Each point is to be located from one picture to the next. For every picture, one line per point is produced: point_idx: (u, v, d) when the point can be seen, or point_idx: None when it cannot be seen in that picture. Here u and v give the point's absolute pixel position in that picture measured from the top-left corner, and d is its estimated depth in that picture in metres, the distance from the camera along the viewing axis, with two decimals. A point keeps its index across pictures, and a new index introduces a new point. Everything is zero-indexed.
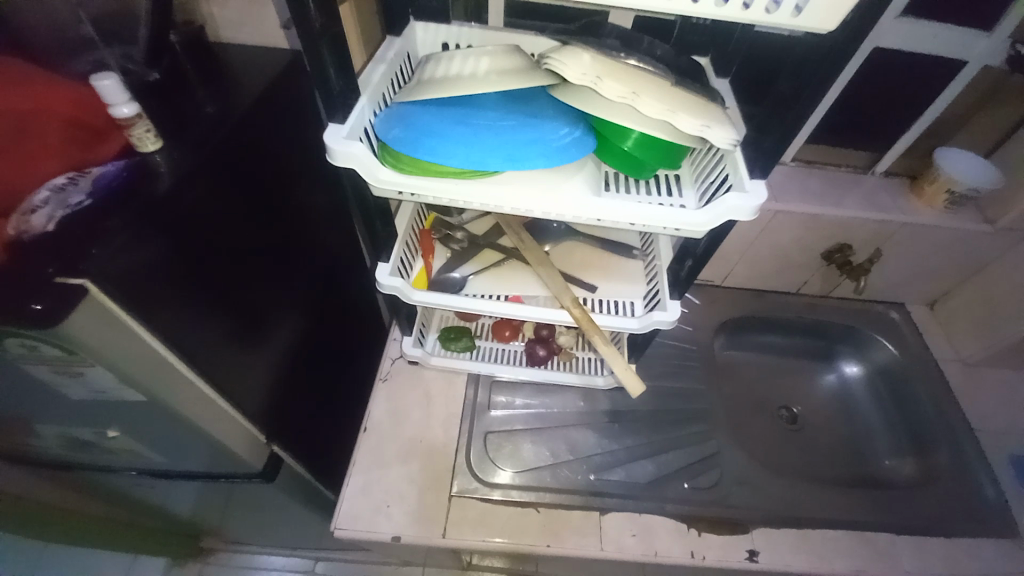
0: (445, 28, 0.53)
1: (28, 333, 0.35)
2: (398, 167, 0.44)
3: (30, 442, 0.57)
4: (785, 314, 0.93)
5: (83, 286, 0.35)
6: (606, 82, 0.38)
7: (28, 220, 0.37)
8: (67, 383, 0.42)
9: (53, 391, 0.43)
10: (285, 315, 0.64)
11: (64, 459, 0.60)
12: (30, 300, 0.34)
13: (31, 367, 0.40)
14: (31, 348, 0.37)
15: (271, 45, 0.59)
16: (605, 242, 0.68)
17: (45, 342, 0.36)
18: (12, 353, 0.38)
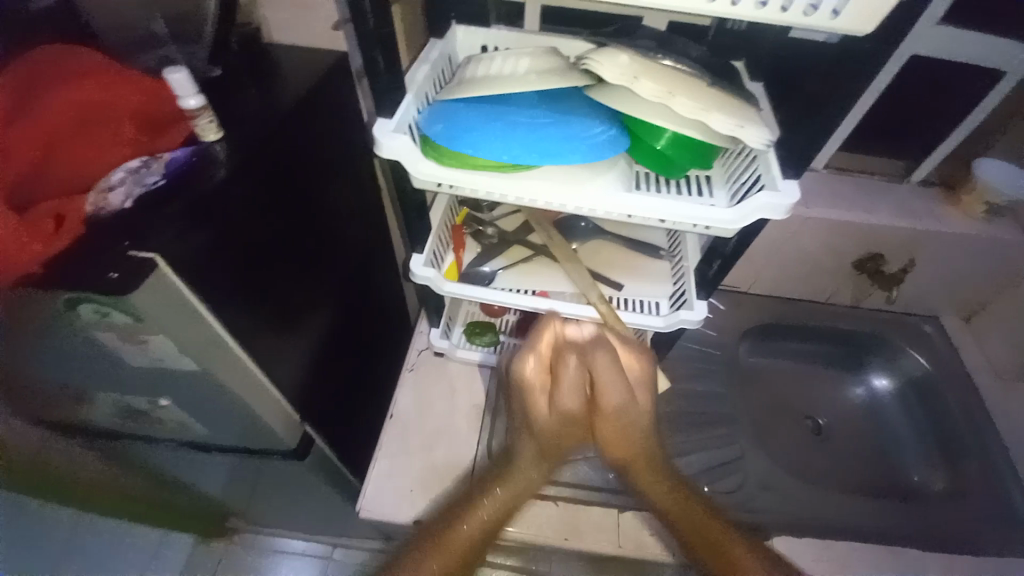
0: (484, 31, 0.56)
1: (102, 299, 0.38)
2: (439, 160, 0.46)
3: (83, 413, 0.61)
4: (812, 322, 0.92)
5: (152, 260, 0.38)
6: (643, 82, 0.39)
7: (106, 199, 0.40)
8: (129, 350, 0.45)
9: (115, 359, 0.46)
10: (320, 303, 0.66)
11: (113, 429, 0.64)
12: (109, 270, 0.37)
13: (98, 333, 0.43)
14: (104, 314, 0.40)
15: (321, 45, 0.62)
16: (633, 242, 0.69)
17: (116, 308, 0.39)
18: (83, 320, 0.41)
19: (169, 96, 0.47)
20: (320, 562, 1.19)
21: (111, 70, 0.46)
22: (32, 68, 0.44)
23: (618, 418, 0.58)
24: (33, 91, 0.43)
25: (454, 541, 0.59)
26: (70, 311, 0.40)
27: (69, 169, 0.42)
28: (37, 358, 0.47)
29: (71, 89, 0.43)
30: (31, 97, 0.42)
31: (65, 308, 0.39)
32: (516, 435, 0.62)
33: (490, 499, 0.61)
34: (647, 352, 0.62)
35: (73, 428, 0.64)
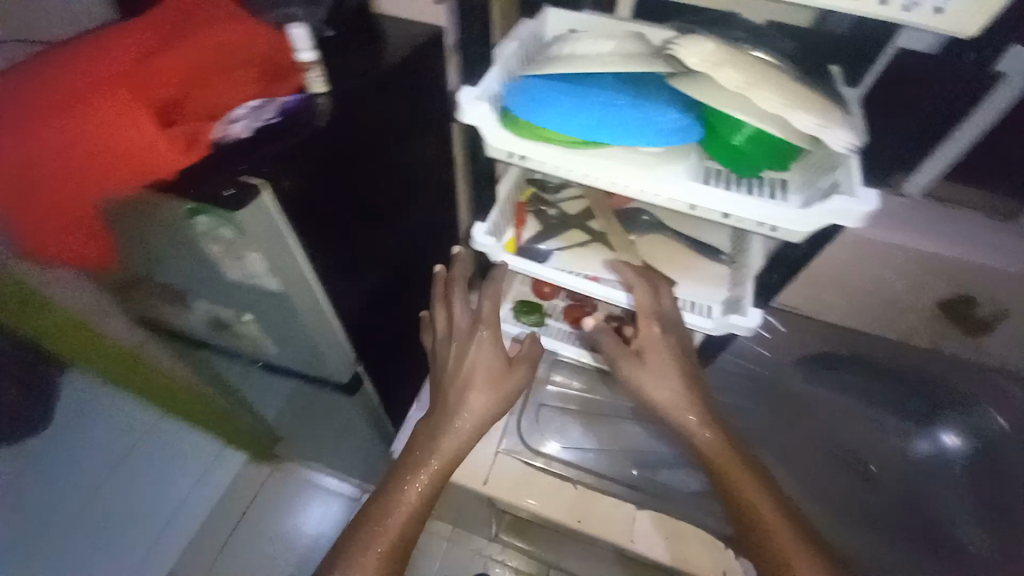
0: (575, 15, 0.56)
1: (216, 212, 0.45)
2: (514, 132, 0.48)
3: (181, 319, 0.70)
4: (873, 358, 0.88)
5: (257, 185, 0.43)
6: (724, 71, 0.40)
7: (228, 129, 0.47)
8: (230, 264, 0.53)
9: (217, 270, 0.54)
10: (387, 257, 0.71)
11: (203, 338, 0.74)
12: (223, 187, 0.43)
13: (205, 245, 0.51)
14: (213, 228, 0.47)
15: (421, 19, 0.67)
16: (694, 242, 0.68)
17: (227, 221, 0.46)
18: (199, 229, 0.48)
19: (287, 47, 0.52)
20: (349, 500, 1.28)
21: (243, 20, 0.53)
22: (185, 17, 0.52)
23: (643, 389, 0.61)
24: (185, 34, 0.51)
25: (394, 514, 0.55)
26: (190, 221, 0.47)
27: (201, 100, 0.49)
28: (155, 262, 0.55)
29: (212, 35, 0.51)
30: (183, 38, 0.50)
31: (185, 218, 0.46)
32: (451, 401, 0.61)
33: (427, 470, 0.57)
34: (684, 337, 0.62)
35: (173, 332, 0.75)
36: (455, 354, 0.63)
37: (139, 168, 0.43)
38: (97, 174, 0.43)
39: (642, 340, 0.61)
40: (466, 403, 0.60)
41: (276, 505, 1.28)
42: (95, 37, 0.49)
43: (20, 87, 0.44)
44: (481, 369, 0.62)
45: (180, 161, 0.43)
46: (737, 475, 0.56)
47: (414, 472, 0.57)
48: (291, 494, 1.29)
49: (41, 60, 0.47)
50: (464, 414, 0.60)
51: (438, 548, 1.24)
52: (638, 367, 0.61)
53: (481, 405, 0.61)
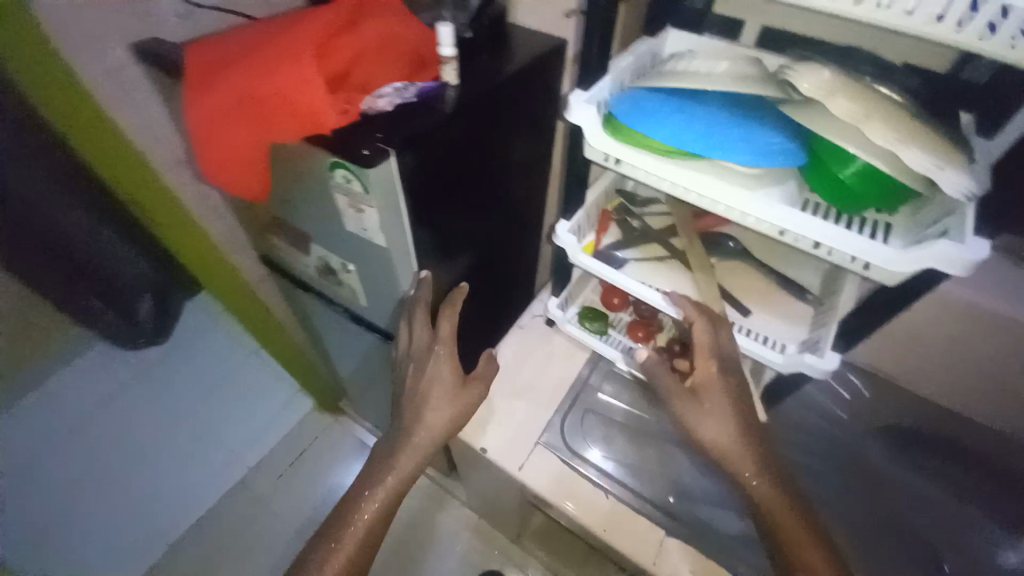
0: (696, 38, 0.59)
1: (352, 168, 0.51)
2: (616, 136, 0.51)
3: (296, 265, 0.80)
4: (969, 446, 0.79)
5: (388, 153, 0.49)
6: (837, 100, 0.40)
7: (374, 102, 0.54)
8: (349, 217, 0.58)
9: (338, 224, 0.61)
10: (475, 241, 0.77)
11: (308, 283, 0.84)
12: (362, 148, 0.49)
13: (336, 196, 0.56)
14: (348, 181, 0.53)
15: (549, 32, 0.73)
16: (779, 276, 0.66)
17: (359, 177, 0.52)
18: (335, 182, 0.54)
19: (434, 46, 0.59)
20: None
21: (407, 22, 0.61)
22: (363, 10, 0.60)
23: (697, 434, 0.58)
24: (361, 24, 0.58)
25: (349, 533, 0.58)
26: (330, 172, 0.53)
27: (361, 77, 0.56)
28: (292, 207, 0.65)
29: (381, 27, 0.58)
30: (358, 27, 0.58)
31: (327, 169, 0.52)
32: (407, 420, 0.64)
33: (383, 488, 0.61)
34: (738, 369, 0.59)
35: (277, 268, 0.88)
36: (416, 372, 0.67)
37: (304, 123, 0.49)
38: (270, 127, 0.50)
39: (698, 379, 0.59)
40: (422, 423, 0.64)
41: (324, 457, 1.38)
42: (293, 17, 0.59)
43: (234, 53, 0.54)
44: (437, 388, 0.65)
45: (336, 122, 0.49)
46: (796, 537, 0.54)
47: (370, 489, 0.60)
48: (339, 450, 1.38)
49: (252, 32, 0.57)
50: (422, 434, 0.63)
51: (462, 534, 1.28)
52: (695, 410, 0.58)
53: (438, 421, 0.64)
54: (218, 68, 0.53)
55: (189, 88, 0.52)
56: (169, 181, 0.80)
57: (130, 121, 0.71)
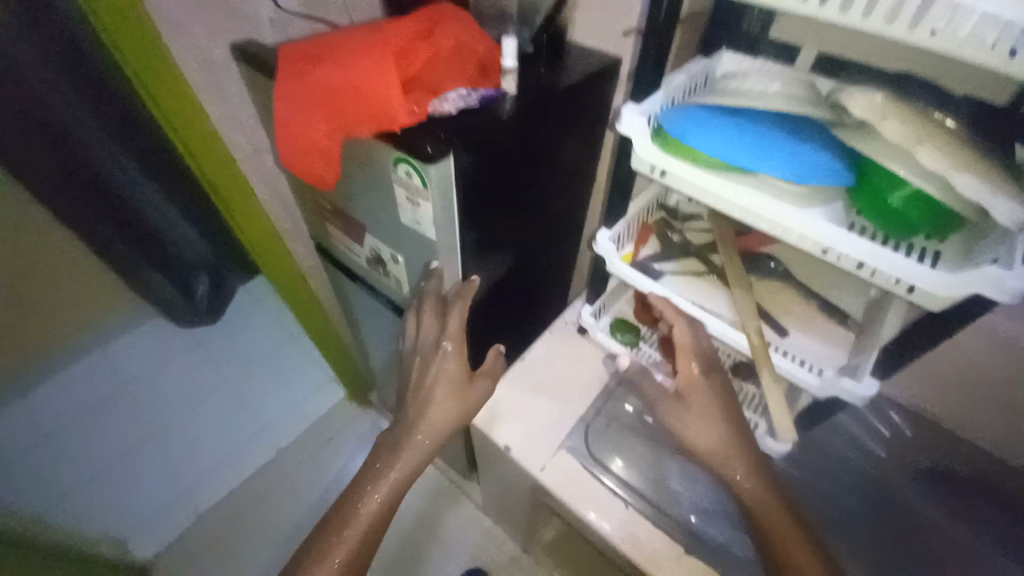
0: (750, 61, 0.61)
1: (414, 163, 0.54)
2: (664, 148, 0.54)
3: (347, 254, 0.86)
4: (1018, 498, 0.75)
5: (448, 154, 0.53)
6: (890, 123, 0.41)
7: (440, 106, 0.57)
8: (405, 207, 0.61)
9: (394, 216, 0.65)
10: (517, 244, 0.80)
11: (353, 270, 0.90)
12: (427, 145, 0.52)
13: (396, 188, 0.60)
14: (408, 175, 0.56)
15: (605, 49, 0.77)
16: (821, 299, 0.65)
17: (420, 173, 0.55)
18: (397, 175, 0.58)
19: (498, 56, 0.63)
20: None
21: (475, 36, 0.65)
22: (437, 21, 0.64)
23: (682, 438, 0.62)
24: (434, 33, 0.62)
25: (354, 522, 0.62)
26: (394, 166, 0.57)
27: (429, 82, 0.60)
28: (354, 197, 0.70)
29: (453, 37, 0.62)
30: (432, 37, 0.62)
31: (392, 162, 0.56)
32: (411, 418, 0.69)
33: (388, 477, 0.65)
34: (723, 376, 0.64)
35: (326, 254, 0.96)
36: (421, 367, 0.71)
37: (375, 120, 0.54)
38: (346, 122, 0.55)
39: (684, 384, 0.63)
40: (425, 421, 0.68)
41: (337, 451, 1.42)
42: (373, 25, 0.63)
43: (320, 57, 0.59)
44: (442, 386, 0.70)
45: (407, 121, 0.53)
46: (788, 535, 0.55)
47: (374, 482, 0.65)
48: (352, 448, 1.41)
49: (337, 38, 0.62)
50: (422, 431, 0.68)
51: (476, 537, 1.29)
52: (679, 412, 0.63)
53: (440, 418, 0.69)
54: (305, 68, 0.58)
55: (280, 86, 0.58)
56: (244, 168, 0.89)
57: (217, 110, 0.80)
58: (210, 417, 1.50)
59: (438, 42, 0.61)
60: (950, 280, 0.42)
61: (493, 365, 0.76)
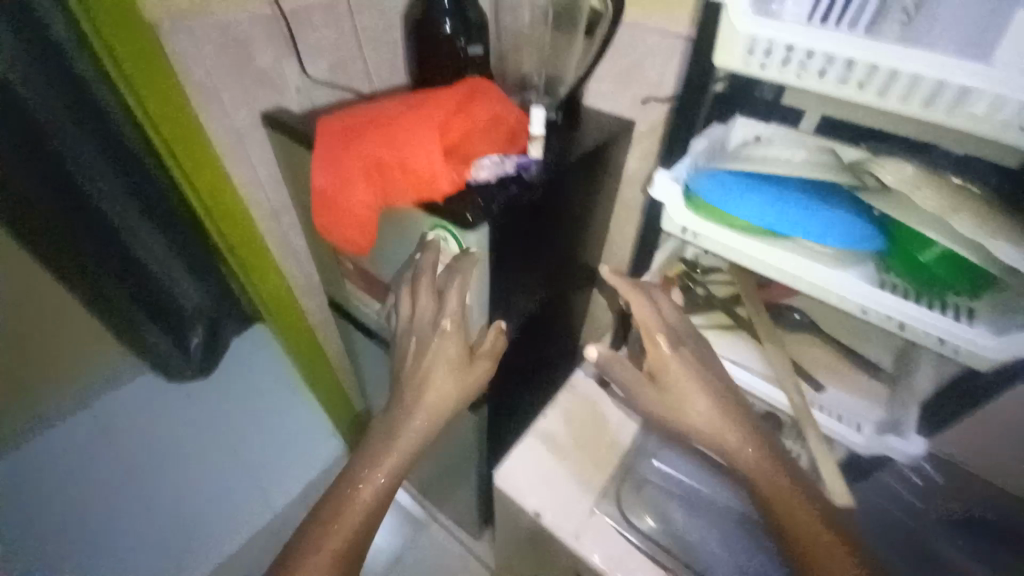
0: (762, 125, 0.60)
1: (452, 229, 0.55)
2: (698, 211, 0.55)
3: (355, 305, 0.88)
4: None
5: (484, 222, 0.54)
6: (924, 192, 0.43)
7: (475, 172, 0.58)
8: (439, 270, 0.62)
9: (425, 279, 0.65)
10: (539, 300, 0.81)
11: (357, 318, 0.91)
12: (465, 213, 0.53)
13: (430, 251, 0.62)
14: (445, 240, 0.58)
15: (619, 113, 0.81)
16: (850, 351, 0.66)
17: (457, 238, 0.56)
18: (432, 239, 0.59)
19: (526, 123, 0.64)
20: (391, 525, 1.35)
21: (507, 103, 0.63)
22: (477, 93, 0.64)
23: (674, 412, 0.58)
24: (475, 103, 0.62)
25: (346, 515, 0.55)
26: (431, 231, 0.59)
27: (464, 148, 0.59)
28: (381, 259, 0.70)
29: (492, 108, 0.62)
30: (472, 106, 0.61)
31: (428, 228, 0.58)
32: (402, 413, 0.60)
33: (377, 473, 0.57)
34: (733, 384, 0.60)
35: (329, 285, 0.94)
36: (416, 350, 0.61)
37: (416, 190, 0.55)
38: (386, 194, 0.56)
39: (656, 364, 0.60)
40: (414, 418, 0.59)
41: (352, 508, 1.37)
42: (409, 95, 0.64)
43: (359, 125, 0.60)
44: (439, 368, 0.60)
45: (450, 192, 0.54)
46: None
47: (370, 466, 0.57)
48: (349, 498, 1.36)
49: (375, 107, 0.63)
50: (414, 425, 0.59)
51: None
52: (655, 396, 0.60)
53: (437, 400, 0.60)
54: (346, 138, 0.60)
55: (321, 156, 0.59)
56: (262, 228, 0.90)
57: (240, 170, 0.82)
58: (211, 467, 1.44)
59: (472, 108, 0.61)
60: (991, 340, 0.44)
61: (496, 344, 0.64)
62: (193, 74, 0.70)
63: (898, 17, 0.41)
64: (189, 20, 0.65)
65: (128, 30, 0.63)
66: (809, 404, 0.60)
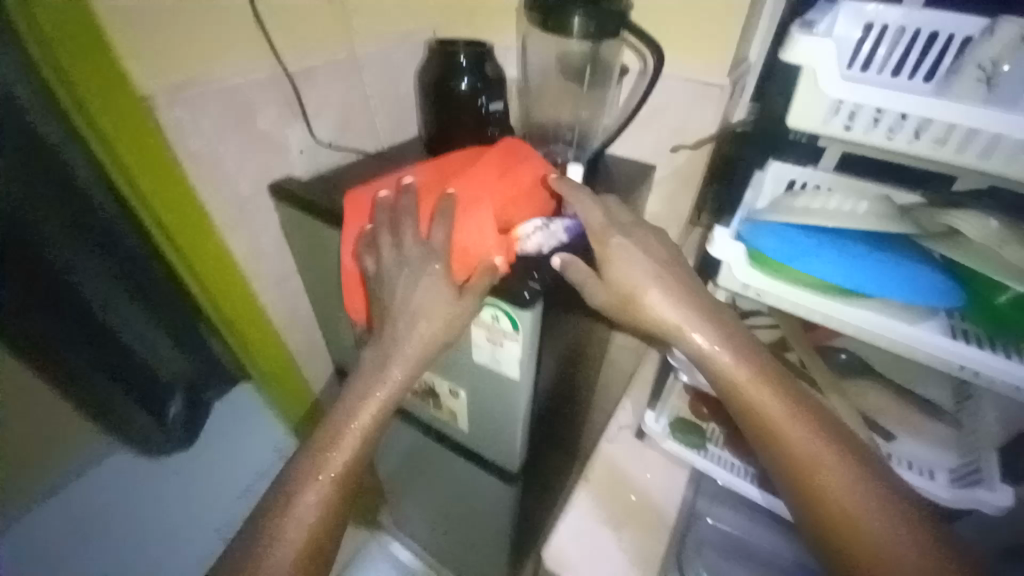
0: (799, 168, 0.57)
1: (504, 305, 0.51)
2: (762, 269, 0.52)
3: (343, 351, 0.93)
4: None
5: (537, 298, 0.50)
6: (1009, 248, 0.44)
7: (523, 243, 0.55)
8: (483, 348, 0.56)
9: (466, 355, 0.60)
10: (574, 356, 0.76)
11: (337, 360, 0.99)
12: (524, 290, 0.50)
13: (473, 331, 0.56)
14: (495, 320, 0.53)
15: (637, 158, 0.79)
16: (905, 391, 0.64)
17: (510, 316, 0.51)
18: (480, 318, 0.54)
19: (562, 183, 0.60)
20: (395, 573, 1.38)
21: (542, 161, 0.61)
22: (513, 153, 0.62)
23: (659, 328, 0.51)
24: (514, 166, 0.60)
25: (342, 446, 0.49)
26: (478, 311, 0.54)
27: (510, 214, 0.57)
28: None
29: (532, 170, 0.60)
30: (513, 171, 0.59)
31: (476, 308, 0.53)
32: (377, 360, 0.52)
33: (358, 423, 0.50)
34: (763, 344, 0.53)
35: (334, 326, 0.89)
36: (404, 284, 0.52)
37: (467, 270, 0.53)
38: None
39: (602, 262, 0.54)
40: (391, 364, 0.51)
41: None
42: (443, 162, 0.61)
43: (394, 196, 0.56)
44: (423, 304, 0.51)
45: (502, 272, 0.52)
46: None
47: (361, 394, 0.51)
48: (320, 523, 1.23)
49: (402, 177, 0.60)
50: (391, 372, 0.52)
51: None
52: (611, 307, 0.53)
53: (429, 333, 0.52)
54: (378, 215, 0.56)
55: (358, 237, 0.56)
56: (263, 298, 0.84)
57: (240, 240, 0.76)
58: None
59: (512, 177, 0.58)
60: None
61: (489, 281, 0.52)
62: (193, 145, 0.64)
63: (976, 74, 0.42)
64: (192, 91, 0.61)
65: (116, 102, 0.55)
66: (886, 459, 0.58)
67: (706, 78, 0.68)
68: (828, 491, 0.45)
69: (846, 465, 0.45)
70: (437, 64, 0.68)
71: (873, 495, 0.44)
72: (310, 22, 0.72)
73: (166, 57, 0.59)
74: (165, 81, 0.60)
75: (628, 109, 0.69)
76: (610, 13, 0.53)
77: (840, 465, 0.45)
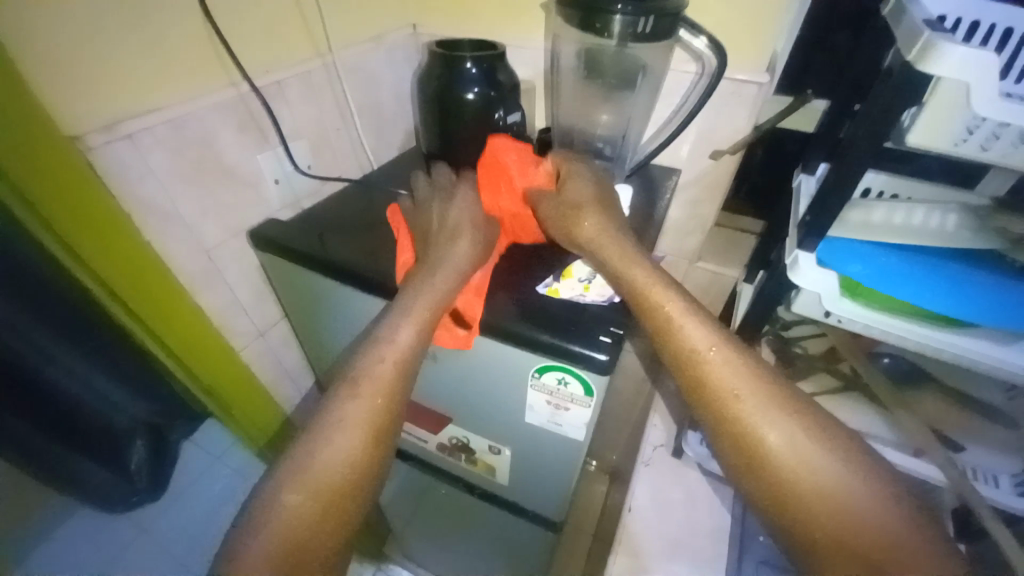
0: (882, 177, 0.53)
1: (575, 371, 0.46)
2: (855, 297, 0.50)
3: None
4: None
5: (603, 362, 0.43)
6: None
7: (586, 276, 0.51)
8: (542, 411, 0.51)
9: (519, 412, 0.53)
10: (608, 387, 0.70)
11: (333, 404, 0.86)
12: (601, 352, 0.44)
13: (530, 391, 0.50)
14: (562, 383, 0.48)
15: (660, 162, 0.73)
16: (958, 395, 0.62)
17: (580, 380, 0.46)
18: (540, 382, 0.49)
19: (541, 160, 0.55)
20: None
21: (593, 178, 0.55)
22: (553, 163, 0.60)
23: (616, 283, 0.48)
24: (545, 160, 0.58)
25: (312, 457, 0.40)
26: (540, 375, 0.49)
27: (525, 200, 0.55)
28: (437, 386, 0.56)
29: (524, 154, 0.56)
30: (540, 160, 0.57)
31: (539, 372, 0.48)
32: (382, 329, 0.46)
33: (368, 386, 0.43)
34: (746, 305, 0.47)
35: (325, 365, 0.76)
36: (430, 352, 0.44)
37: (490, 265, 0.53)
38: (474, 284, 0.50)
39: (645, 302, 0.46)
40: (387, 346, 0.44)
41: None
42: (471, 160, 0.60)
43: (429, 255, 0.49)
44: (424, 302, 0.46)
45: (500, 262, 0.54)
46: None
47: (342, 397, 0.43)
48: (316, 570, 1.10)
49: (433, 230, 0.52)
50: (400, 323, 0.45)
51: None
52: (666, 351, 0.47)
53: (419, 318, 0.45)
54: (416, 278, 0.47)
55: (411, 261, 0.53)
56: (246, 356, 0.72)
57: (213, 299, 0.63)
58: None
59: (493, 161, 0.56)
60: None
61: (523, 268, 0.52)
62: (143, 197, 0.51)
63: None
64: (137, 130, 0.48)
65: (42, 154, 0.42)
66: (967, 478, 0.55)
67: (737, 72, 0.62)
68: (799, 472, 0.38)
69: (816, 441, 0.39)
70: (438, 68, 0.58)
71: (861, 478, 0.37)
72: (277, 24, 0.60)
73: (100, 90, 0.46)
74: (97, 119, 0.46)
75: (682, 112, 0.65)
76: (665, 11, 0.47)
77: (812, 441, 0.39)
